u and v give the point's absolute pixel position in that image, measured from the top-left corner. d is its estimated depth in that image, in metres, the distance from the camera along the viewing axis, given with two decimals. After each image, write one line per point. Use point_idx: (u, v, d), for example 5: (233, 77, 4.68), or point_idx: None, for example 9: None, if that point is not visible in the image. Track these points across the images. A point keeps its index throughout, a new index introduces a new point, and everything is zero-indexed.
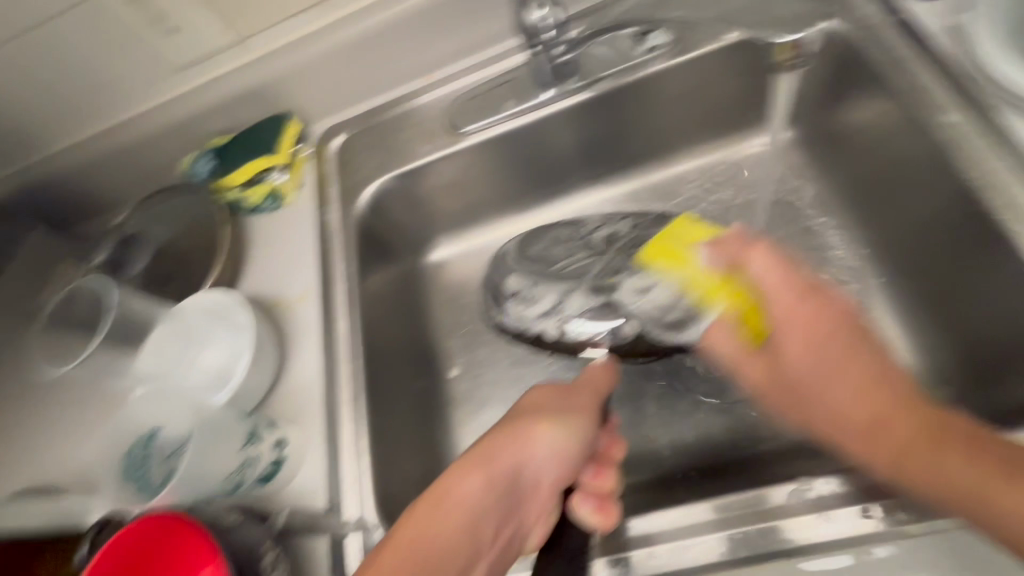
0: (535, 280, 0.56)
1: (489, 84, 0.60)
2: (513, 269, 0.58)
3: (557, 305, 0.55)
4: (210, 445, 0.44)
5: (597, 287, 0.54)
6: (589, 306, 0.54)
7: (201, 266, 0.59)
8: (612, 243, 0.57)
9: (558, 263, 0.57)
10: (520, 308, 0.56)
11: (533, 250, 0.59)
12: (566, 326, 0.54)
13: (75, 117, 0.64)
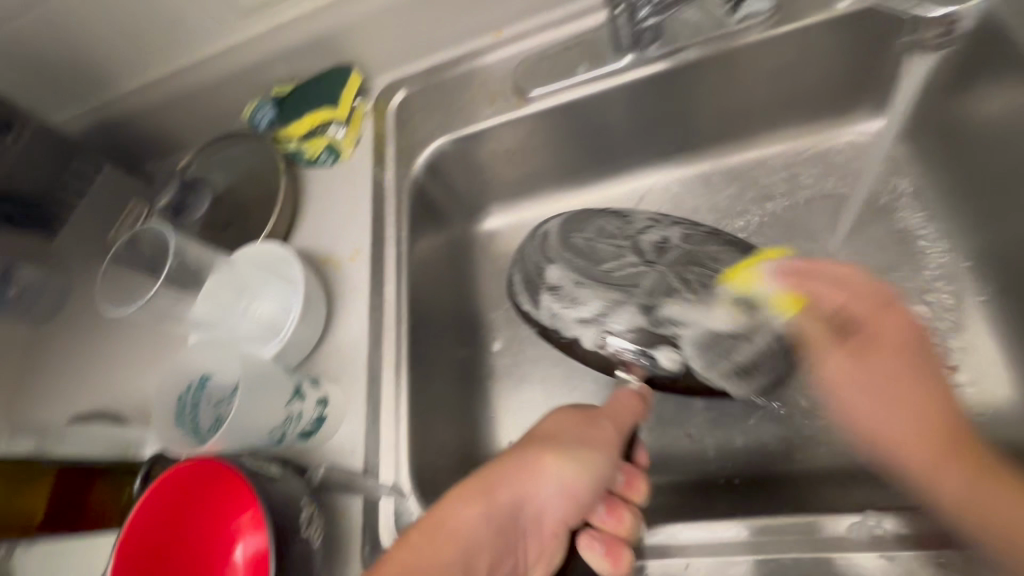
0: (578, 278, 0.50)
1: (562, 47, 0.56)
2: (553, 260, 0.52)
3: (599, 314, 0.48)
4: (257, 395, 0.43)
5: (646, 302, 0.48)
6: (635, 321, 0.48)
7: (261, 216, 0.61)
8: (664, 252, 0.50)
9: (605, 263, 0.50)
10: (557, 308, 0.50)
11: (576, 241, 0.52)
12: (605, 340, 0.48)
13: (142, 56, 0.63)
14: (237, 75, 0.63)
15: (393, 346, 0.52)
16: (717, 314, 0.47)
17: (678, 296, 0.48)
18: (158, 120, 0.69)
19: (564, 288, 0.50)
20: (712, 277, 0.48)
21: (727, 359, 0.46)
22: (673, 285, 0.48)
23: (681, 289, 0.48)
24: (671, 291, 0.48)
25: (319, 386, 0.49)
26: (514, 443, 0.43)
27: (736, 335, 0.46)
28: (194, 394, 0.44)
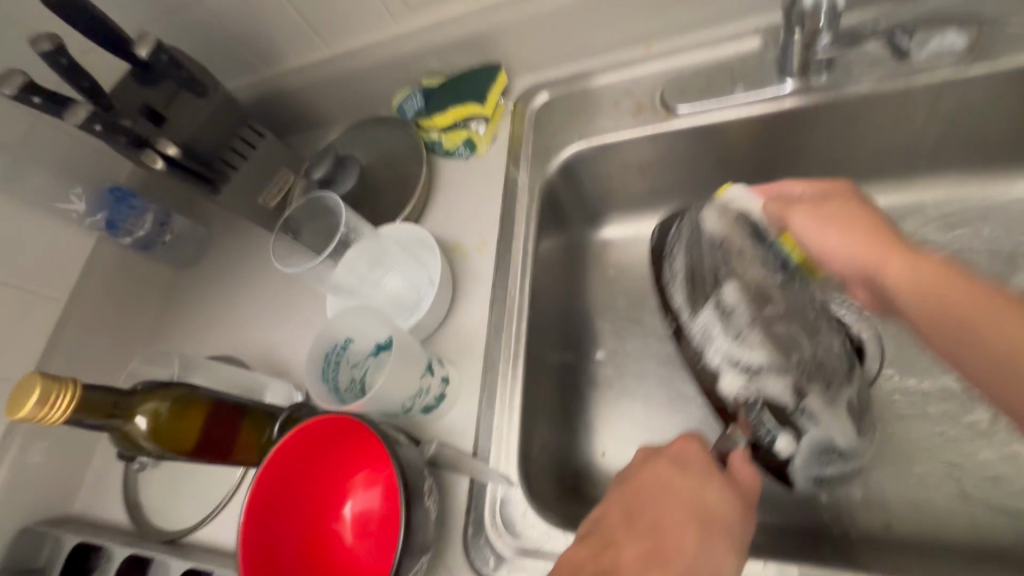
0: (752, 315, 0.45)
1: (716, 68, 0.56)
2: (733, 280, 0.46)
3: (754, 367, 0.43)
4: (401, 369, 0.45)
5: (800, 377, 0.43)
6: (779, 399, 0.43)
7: (396, 197, 0.64)
8: (823, 325, 0.46)
9: (774, 304, 0.45)
10: (711, 325, 0.45)
11: (750, 263, 0.47)
12: (745, 392, 0.43)
13: (311, 39, 0.69)
14: (391, 64, 0.68)
15: (512, 340, 0.53)
16: (846, 424, 0.43)
17: (818, 384, 0.43)
18: (312, 98, 0.75)
19: (732, 314, 0.45)
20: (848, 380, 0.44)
21: (822, 469, 0.44)
22: (821, 366, 0.44)
23: (829, 377, 0.43)
24: (816, 371, 0.43)
25: (442, 367, 0.51)
26: (684, 511, 0.34)
27: (842, 453, 0.44)
28: (337, 354, 0.47)
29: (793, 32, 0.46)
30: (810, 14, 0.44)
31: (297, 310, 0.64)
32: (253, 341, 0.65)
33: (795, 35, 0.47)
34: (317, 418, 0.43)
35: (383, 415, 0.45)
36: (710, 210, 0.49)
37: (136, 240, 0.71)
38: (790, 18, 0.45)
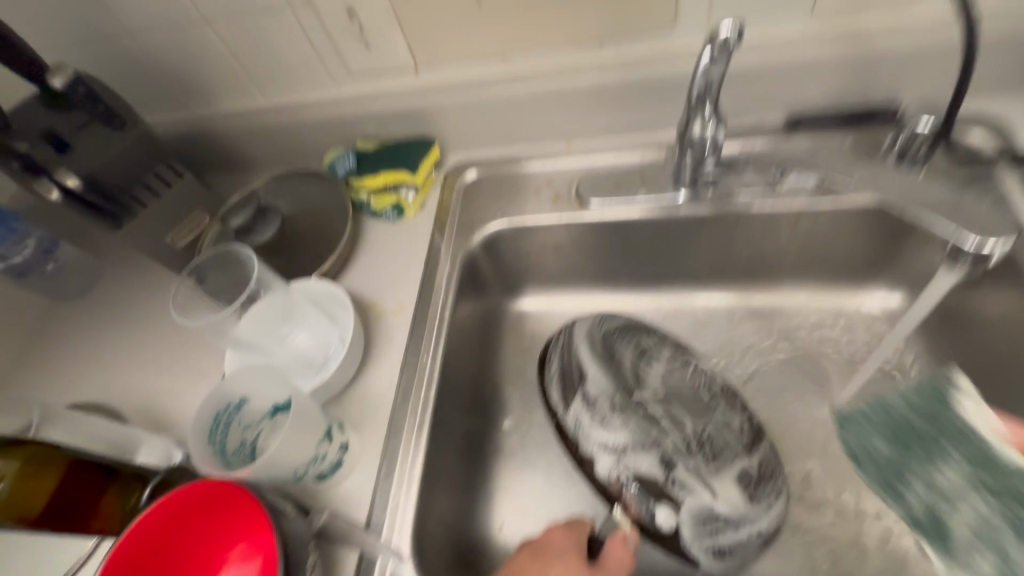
0: (615, 405, 0.53)
1: (626, 172, 0.63)
2: (592, 372, 0.55)
3: (622, 447, 0.50)
4: (296, 434, 0.44)
5: (660, 454, 0.50)
6: (650, 473, 0.49)
7: (316, 252, 0.64)
8: (693, 407, 0.53)
9: (641, 393, 0.54)
10: (585, 420, 0.52)
11: (622, 361, 0.56)
12: (616, 473, 0.49)
13: (246, 88, 0.69)
14: (328, 123, 0.69)
15: (420, 406, 0.53)
16: (728, 489, 0.48)
17: (690, 457, 0.50)
18: (241, 142, 0.74)
19: (597, 402, 0.53)
20: (721, 449, 0.50)
21: (711, 538, 0.46)
22: (696, 443, 0.51)
23: (702, 451, 0.50)
24: (682, 445, 0.50)
25: (344, 432, 0.50)
26: None
27: (726, 519, 0.47)
28: (229, 414, 0.45)
29: (687, 154, 0.54)
30: (699, 140, 0.52)
31: (192, 359, 0.60)
32: (136, 389, 0.60)
33: (687, 158, 0.55)
34: (193, 484, 0.40)
35: (270, 483, 0.43)
36: (579, 316, 0.58)
37: (10, 267, 0.64)
38: (686, 143, 0.53)
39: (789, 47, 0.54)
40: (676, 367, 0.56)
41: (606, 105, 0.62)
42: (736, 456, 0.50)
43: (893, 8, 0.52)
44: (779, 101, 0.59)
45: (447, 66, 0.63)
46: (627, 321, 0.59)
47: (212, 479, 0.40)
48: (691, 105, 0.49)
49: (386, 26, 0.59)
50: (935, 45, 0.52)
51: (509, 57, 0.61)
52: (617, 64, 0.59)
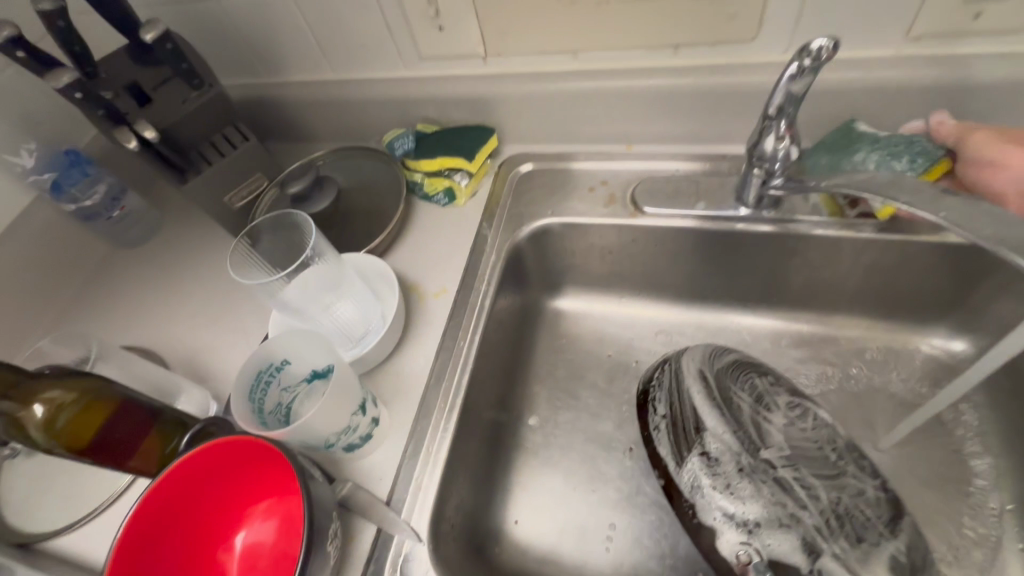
0: (740, 466, 0.45)
1: (685, 181, 0.62)
2: (711, 424, 0.47)
3: (751, 521, 0.43)
4: (334, 403, 0.44)
5: (800, 534, 0.42)
6: (789, 556, 0.42)
7: (367, 227, 0.65)
8: (826, 474, 0.46)
9: (767, 452, 0.46)
10: (705, 482, 0.44)
11: (741, 408, 0.49)
12: (745, 552, 0.42)
13: (317, 61, 0.70)
14: (391, 102, 0.70)
15: (451, 391, 0.53)
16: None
17: (837, 539, 0.42)
18: (306, 112, 0.76)
19: (720, 461, 0.45)
20: (867, 530, 0.43)
21: None
22: (837, 520, 0.44)
23: (846, 532, 0.43)
24: (824, 523, 0.43)
25: (376, 406, 0.50)
26: None
27: None
28: (270, 373, 0.46)
29: (754, 169, 0.52)
30: (769, 155, 0.50)
31: (237, 317, 0.62)
32: (182, 339, 0.62)
33: (754, 173, 0.53)
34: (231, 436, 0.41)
35: (302, 446, 0.44)
36: (686, 358, 0.51)
37: (80, 209, 0.67)
38: (755, 156, 0.51)
39: (877, 68, 0.52)
40: (801, 420, 0.50)
41: (672, 111, 0.61)
42: (884, 539, 0.43)
43: (997, 37, 0.49)
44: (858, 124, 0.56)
45: (517, 57, 0.62)
46: (734, 361, 0.52)
47: (248, 435, 0.41)
48: (768, 118, 0.47)
49: (462, 11, 0.59)
50: None
51: (580, 54, 0.60)
52: (690, 70, 0.58)
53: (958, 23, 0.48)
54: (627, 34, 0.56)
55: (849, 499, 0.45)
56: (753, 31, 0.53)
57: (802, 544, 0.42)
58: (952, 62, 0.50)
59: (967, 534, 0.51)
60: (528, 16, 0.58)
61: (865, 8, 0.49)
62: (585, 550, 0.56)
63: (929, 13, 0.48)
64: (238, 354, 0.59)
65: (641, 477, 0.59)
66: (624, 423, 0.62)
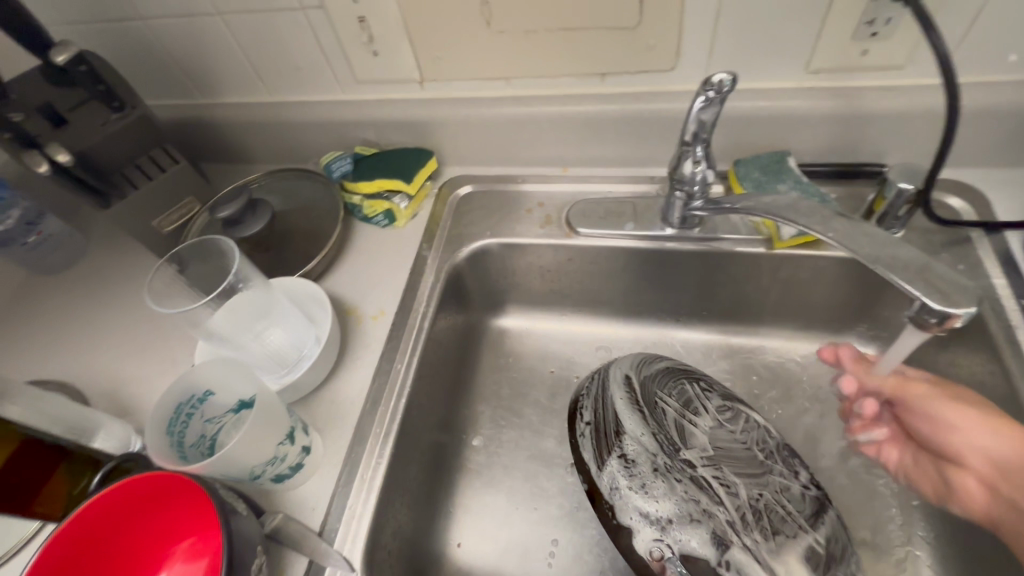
0: (657, 466, 0.45)
1: (616, 202, 0.64)
2: (631, 425, 0.47)
3: (665, 518, 0.43)
4: (259, 434, 0.43)
5: (713, 530, 0.42)
6: (703, 552, 0.41)
7: (303, 250, 0.64)
8: (749, 472, 0.47)
9: (686, 454, 0.47)
10: (622, 483, 0.45)
11: (664, 412, 0.49)
12: (660, 550, 0.42)
13: (252, 83, 0.69)
14: (329, 125, 0.70)
15: (387, 415, 0.53)
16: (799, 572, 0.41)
17: (751, 533, 0.42)
18: (241, 134, 0.74)
19: (637, 460, 0.45)
20: (783, 525, 0.43)
21: None
22: (754, 515, 0.44)
23: (761, 525, 0.43)
24: (738, 519, 0.43)
25: (307, 433, 0.49)
26: None
27: None
28: (192, 405, 0.44)
29: (676, 191, 0.55)
30: (689, 178, 0.52)
31: (163, 346, 0.59)
32: (102, 372, 0.59)
33: (677, 195, 0.56)
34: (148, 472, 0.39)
35: (226, 480, 0.42)
36: (613, 364, 0.53)
37: None
38: (676, 179, 0.54)
39: (783, 98, 0.56)
40: (723, 424, 0.50)
41: (603, 135, 0.64)
42: (801, 531, 0.43)
43: (883, 72, 0.54)
44: (770, 149, 0.60)
45: (453, 82, 0.64)
46: (667, 368, 0.53)
47: (165, 471, 0.39)
48: (685, 144, 0.50)
49: (396, 37, 0.60)
50: (921, 111, 0.54)
51: (512, 80, 0.62)
52: (617, 98, 0.61)
53: (849, 58, 0.53)
54: (556, 63, 0.59)
55: (766, 496, 0.45)
56: (672, 62, 0.56)
57: (716, 538, 0.42)
58: (846, 94, 0.55)
59: (881, 531, 0.54)
60: (461, 45, 0.59)
61: (767, 44, 0.53)
62: (527, 569, 0.56)
63: (823, 50, 0.53)
64: (164, 384, 0.57)
65: (582, 492, 0.60)
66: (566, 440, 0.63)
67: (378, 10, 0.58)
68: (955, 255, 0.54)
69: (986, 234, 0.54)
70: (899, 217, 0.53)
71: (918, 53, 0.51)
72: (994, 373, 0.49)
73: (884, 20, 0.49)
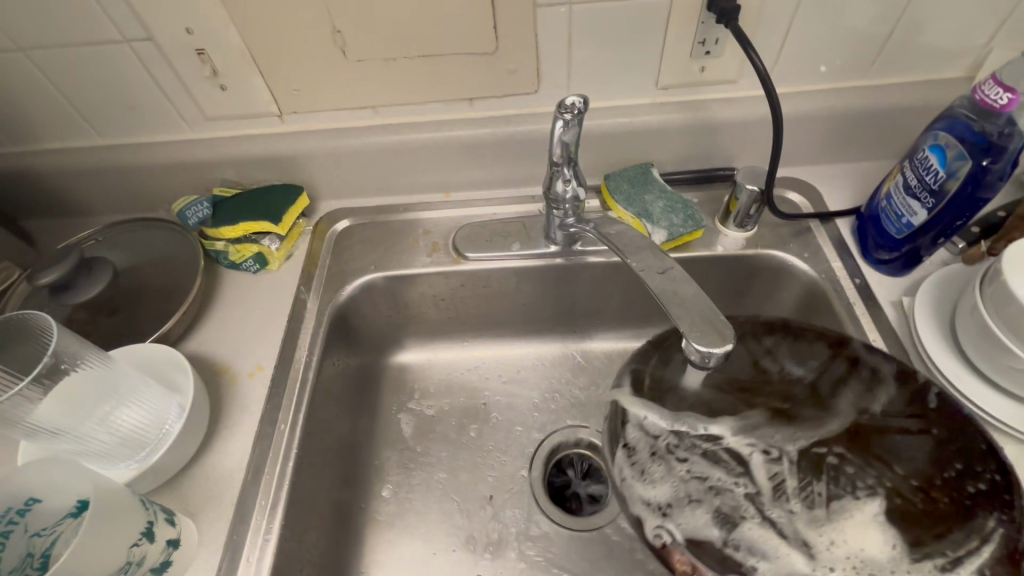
0: (656, 448, 0.42)
1: (501, 223, 0.64)
2: (631, 410, 0.44)
3: (668, 503, 0.39)
4: (106, 536, 0.37)
5: (732, 506, 0.38)
6: (711, 533, 0.37)
7: (158, 309, 0.56)
8: (814, 438, 0.41)
9: (712, 426, 0.43)
10: (625, 473, 0.41)
11: (684, 387, 0.45)
12: (663, 537, 0.37)
13: (79, 126, 0.61)
14: (179, 166, 0.63)
15: (273, 484, 0.47)
16: (865, 542, 0.36)
17: (791, 501, 0.38)
18: (70, 182, 0.64)
19: (638, 449, 0.42)
20: (851, 497, 0.38)
21: None
22: (805, 487, 0.39)
23: (814, 498, 0.38)
24: (777, 494, 0.39)
25: (173, 523, 0.43)
26: None
27: None
28: (7, 521, 0.36)
29: (553, 209, 0.56)
30: (562, 196, 0.53)
31: None
32: None
33: (555, 213, 0.57)
34: None
35: None
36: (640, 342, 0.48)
37: None
38: (550, 198, 0.54)
39: (640, 114, 0.60)
40: (797, 377, 0.45)
41: (481, 158, 0.63)
42: (874, 497, 0.37)
43: (721, 86, 0.59)
44: (636, 162, 0.64)
45: (315, 113, 0.60)
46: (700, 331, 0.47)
47: None
48: (553, 165, 0.51)
49: (243, 70, 0.56)
50: (755, 119, 0.60)
51: (379, 108, 0.60)
52: (488, 121, 0.61)
53: (691, 76, 0.58)
54: (422, 89, 0.58)
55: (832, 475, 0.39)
56: (535, 85, 0.58)
57: (726, 515, 0.38)
58: (693, 107, 0.60)
59: None
60: (319, 75, 0.56)
61: (618, 65, 0.57)
62: None
63: (668, 69, 0.57)
64: None
65: (500, 522, 0.58)
66: (479, 472, 0.61)
67: (219, 41, 0.53)
68: (800, 243, 0.59)
69: (820, 223, 0.61)
70: (751, 215, 0.58)
71: (745, 68, 0.57)
72: None
73: (714, 39, 0.54)
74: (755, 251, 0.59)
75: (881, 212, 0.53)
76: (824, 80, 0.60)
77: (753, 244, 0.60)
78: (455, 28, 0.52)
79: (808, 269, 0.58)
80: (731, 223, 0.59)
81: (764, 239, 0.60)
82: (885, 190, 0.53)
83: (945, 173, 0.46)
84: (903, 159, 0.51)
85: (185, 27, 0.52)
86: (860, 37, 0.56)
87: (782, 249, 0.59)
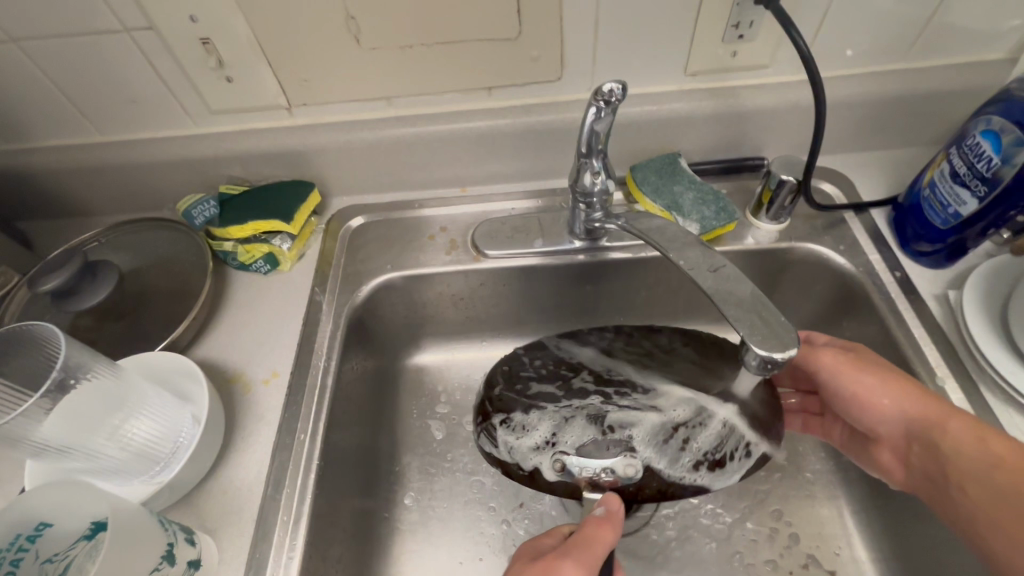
0: (525, 404, 0.50)
1: (522, 218, 0.62)
2: (496, 384, 0.52)
3: (549, 438, 0.48)
4: (126, 558, 0.34)
5: (591, 411, 0.49)
6: (588, 437, 0.48)
7: (166, 315, 0.54)
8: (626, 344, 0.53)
9: (566, 373, 0.52)
10: (510, 439, 0.49)
11: (525, 361, 0.53)
12: (559, 460, 0.47)
13: (76, 122, 0.58)
14: (183, 163, 0.60)
15: (294, 499, 0.45)
16: (674, 386, 0.49)
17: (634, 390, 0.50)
18: (70, 182, 0.61)
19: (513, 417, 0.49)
20: (645, 368, 0.51)
21: (688, 450, 0.45)
22: (612, 374, 0.51)
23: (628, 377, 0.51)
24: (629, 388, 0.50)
25: (193, 543, 0.41)
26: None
27: (686, 424, 0.46)
28: (18, 549, 0.34)
29: (579, 203, 0.53)
30: (590, 190, 0.51)
31: None
32: None
33: (580, 208, 0.54)
34: None
35: None
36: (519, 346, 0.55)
37: None
38: (577, 192, 0.52)
39: (667, 102, 0.57)
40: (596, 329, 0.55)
41: (499, 150, 0.61)
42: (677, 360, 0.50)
43: (752, 71, 0.56)
44: (662, 152, 0.61)
45: (327, 106, 0.58)
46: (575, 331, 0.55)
47: None
48: (582, 157, 0.48)
49: (250, 61, 0.53)
50: (788, 106, 0.57)
51: (393, 99, 0.57)
52: (508, 112, 0.58)
53: (722, 60, 0.55)
54: (439, 78, 0.55)
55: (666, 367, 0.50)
56: (558, 72, 0.55)
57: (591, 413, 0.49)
58: (723, 94, 0.57)
59: (812, 507, 0.55)
60: (330, 65, 0.53)
61: (646, 50, 0.54)
62: None
63: (698, 53, 0.54)
64: None
65: (527, 528, 0.56)
66: (504, 477, 0.59)
67: (224, 30, 0.50)
68: (835, 235, 0.57)
69: (855, 213, 0.58)
70: (785, 207, 0.56)
71: (779, 52, 0.55)
72: (882, 340, 0.52)
73: (748, 22, 0.51)
74: (789, 244, 0.57)
75: (923, 201, 0.51)
76: (860, 64, 0.57)
77: (786, 236, 0.57)
78: (475, 13, 0.49)
79: (845, 262, 0.55)
80: (764, 215, 0.57)
81: (798, 231, 0.58)
82: (927, 178, 0.51)
83: (999, 159, 0.44)
84: (948, 145, 0.49)
85: (189, 15, 0.49)
86: (901, 18, 0.53)
87: (816, 241, 0.57)
